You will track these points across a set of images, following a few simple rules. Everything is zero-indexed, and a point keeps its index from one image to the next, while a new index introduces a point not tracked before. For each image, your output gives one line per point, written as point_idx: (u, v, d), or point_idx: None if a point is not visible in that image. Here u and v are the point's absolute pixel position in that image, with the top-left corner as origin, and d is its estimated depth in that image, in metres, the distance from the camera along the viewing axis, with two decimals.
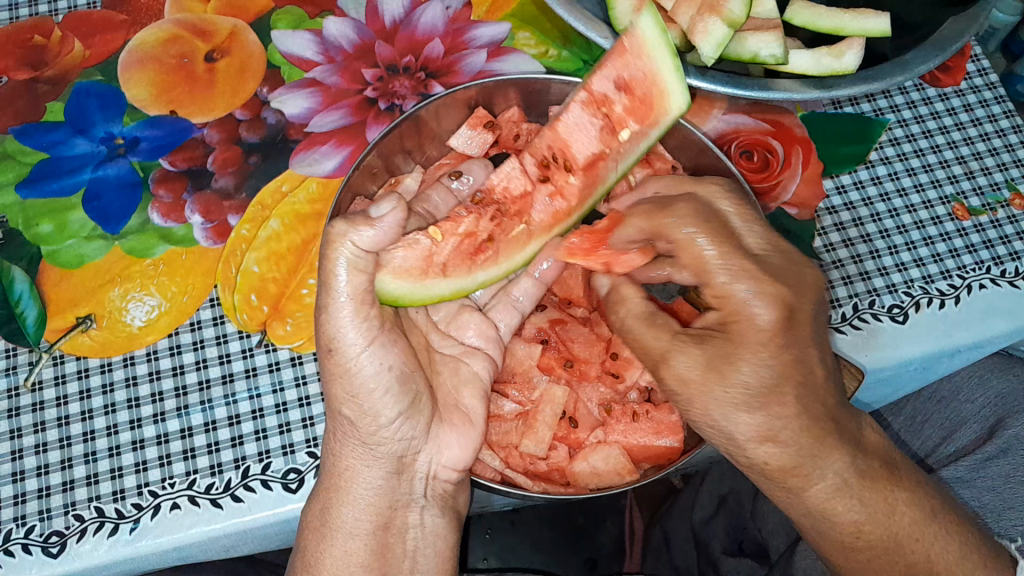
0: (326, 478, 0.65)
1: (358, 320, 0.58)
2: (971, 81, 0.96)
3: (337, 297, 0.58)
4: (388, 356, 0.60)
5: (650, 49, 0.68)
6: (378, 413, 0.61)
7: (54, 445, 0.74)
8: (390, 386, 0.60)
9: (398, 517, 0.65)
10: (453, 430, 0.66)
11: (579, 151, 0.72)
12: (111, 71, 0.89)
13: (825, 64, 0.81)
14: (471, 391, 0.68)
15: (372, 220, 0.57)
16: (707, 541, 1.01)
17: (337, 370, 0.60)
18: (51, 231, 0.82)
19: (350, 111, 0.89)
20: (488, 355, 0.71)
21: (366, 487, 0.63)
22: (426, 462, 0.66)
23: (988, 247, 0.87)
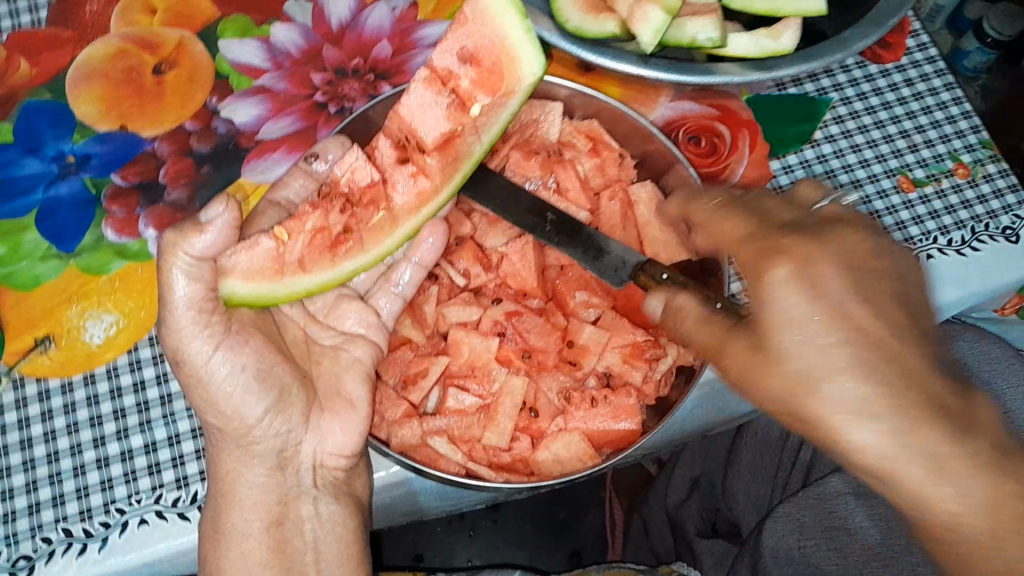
0: (212, 486, 0.67)
1: (199, 328, 0.61)
2: (912, 56, 0.98)
3: (178, 309, 0.60)
4: (239, 357, 0.63)
5: (493, 15, 0.69)
6: (247, 413, 0.64)
7: (18, 468, 0.75)
8: (248, 385, 0.64)
9: (291, 511, 0.68)
10: (330, 417, 0.70)
11: (428, 132, 0.72)
12: (60, 89, 0.89)
13: (764, 45, 0.83)
14: (352, 376, 0.72)
15: (203, 226, 0.58)
16: (681, 524, 1.03)
17: (194, 381, 0.63)
18: (5, 252, 0.82)
19: (300, 116, 0.89)
20: (372, 342, 0.75)
21: (248, 486, 0.67)
22: (310, 453, 0.70)
23: (935, 217, 0.89)
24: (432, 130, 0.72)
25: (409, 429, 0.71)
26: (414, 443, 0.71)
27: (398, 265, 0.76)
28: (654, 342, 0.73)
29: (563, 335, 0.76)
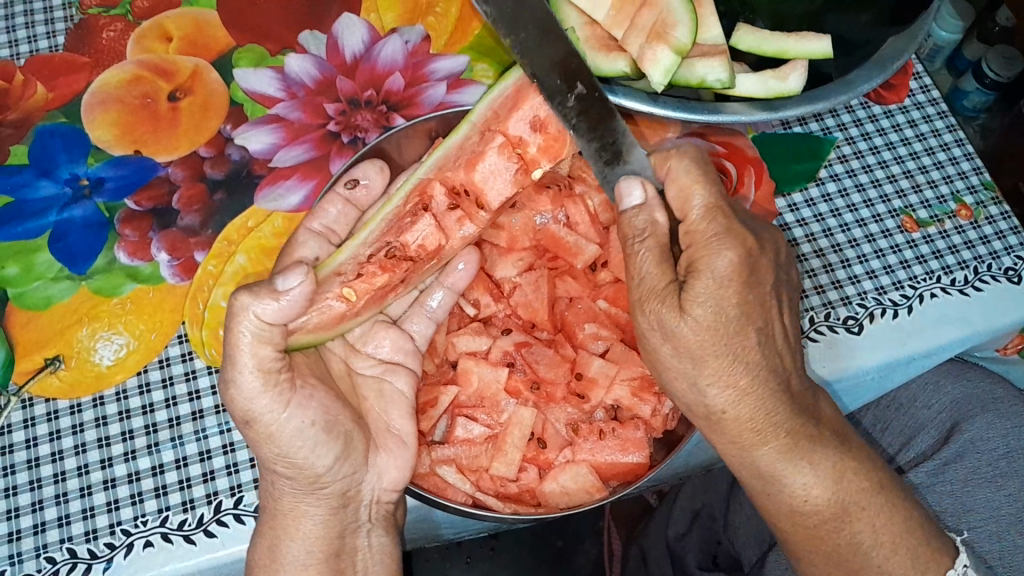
0: (270, 519, 0.67)
1: (267, 389, 0.61)
2: (914, 97, 1.00)
3: (243, 371, 0.60)
4: (308, 413, 0.63)
5: None
6: (315, 464, 0.64)
7: (24, 488, 0.75)
8: (317, 438, 0.63)
9: (347, 543, 0.68)
10: (386, 456, 0.70)
11: (494, 197, 0.74)
12: (75, 113, 0.90)
13: (770, 86, 0.84)
14: (399, 412, 0.72)
15: (279, 293, 0.59)
16: (681, 556, 1.01)
17: (261, 436, 0.62)
18: (17, 274, 0.82)
19: (312, 145, 0.90)
20: (407, 367, 0.75)
21: (311, 522, 0.66)
22: (369, 490, 0.69)
23: (938, 257, 0.90)
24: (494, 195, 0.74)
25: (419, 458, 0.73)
26: (423, 471, 0.72)
27: (430, 289, 0.78)
28: None
29: (572, 367, 0.76)
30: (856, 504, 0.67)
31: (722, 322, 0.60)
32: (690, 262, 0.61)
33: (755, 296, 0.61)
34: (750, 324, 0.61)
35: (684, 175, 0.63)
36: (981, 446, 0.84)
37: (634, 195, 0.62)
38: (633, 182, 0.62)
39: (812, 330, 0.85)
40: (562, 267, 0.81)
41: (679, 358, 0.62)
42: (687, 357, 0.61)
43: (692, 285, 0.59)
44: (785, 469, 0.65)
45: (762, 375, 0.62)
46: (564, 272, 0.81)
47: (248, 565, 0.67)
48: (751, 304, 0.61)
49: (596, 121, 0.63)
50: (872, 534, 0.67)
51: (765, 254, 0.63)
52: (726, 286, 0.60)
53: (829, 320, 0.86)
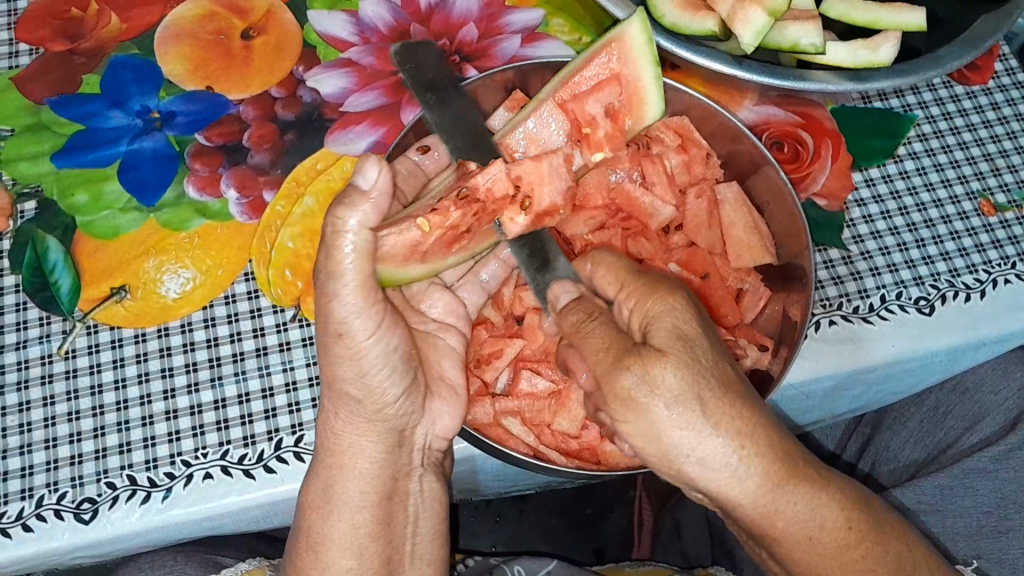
0: (324, 456, 0.66)
1: (367, 307, 0.61)
2: (998, 80, 0.97)
3: (346, 286, 0.60)
4: (393, 338, 0.64)
5: (636, 56, 0.73)
6: (383, 392, 0.64)
7: (87, 413, 0.75)
8: (395, 365, 0.64)
9: (400, 487, 0.67)
10: (442, 402, 0.70)
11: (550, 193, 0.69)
12: (148, 45, 0.89)
13: (860, 56, 0.82)
14: (452, 363, 0.72)
15: (367, 193, 0.58)
16: (723, 530, 1.02)
17: (346, 354, 0.62)
18: (86, 202, 0.82)
19: (383, 92, 0.89)
20: (458, 329, 0.74)
21: (368, 460, 0.65)
22: (423, 435, 0.69)
23: (1013, 242, 0.88)
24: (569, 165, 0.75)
25: (482, 408, 0.73)
26: (486, 421, 0.73)
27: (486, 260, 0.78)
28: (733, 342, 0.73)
29: None
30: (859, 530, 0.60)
31: (697, 365, 0.55)
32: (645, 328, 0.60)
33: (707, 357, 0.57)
34: (718, 361, 0.57)
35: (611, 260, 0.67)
36: None
37: (569, 289, 0.64)
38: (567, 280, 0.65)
39: (882, 307, 0.83)
40: (635, 227, 0.80)
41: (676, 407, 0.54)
42: (686, 410, 0.54)
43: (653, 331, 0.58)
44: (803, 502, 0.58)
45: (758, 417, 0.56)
46: (637, 232, 0.79)
47: (301, 504, 0.66)
48: (712, 341, 0.58)
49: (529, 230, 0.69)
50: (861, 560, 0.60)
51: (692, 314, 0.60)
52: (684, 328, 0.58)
53: (900, 299, 0.84)
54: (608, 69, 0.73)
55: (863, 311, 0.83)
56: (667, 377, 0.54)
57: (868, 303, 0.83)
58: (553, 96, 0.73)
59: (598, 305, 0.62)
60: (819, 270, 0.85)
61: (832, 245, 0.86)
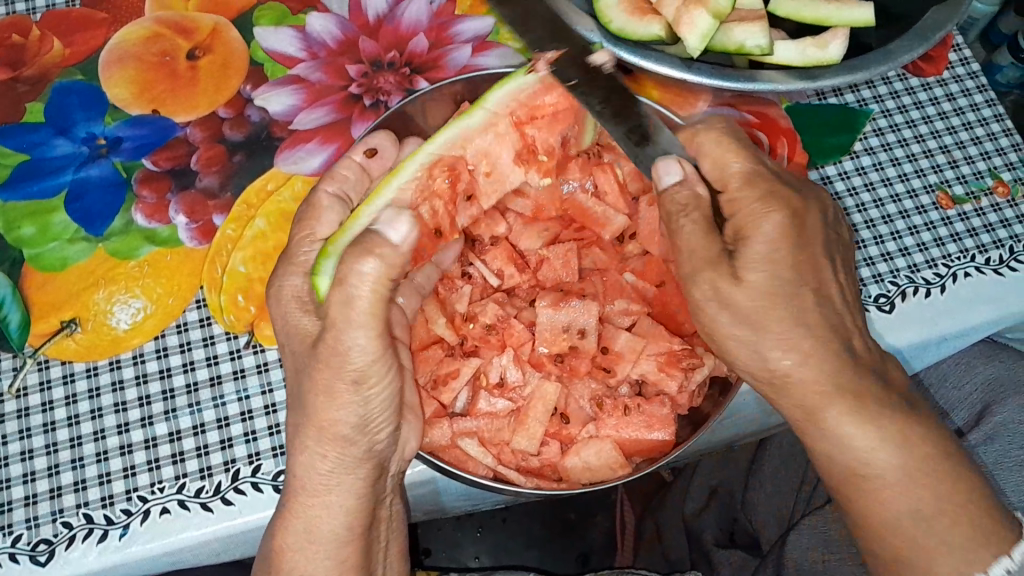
0: (310, 493, 0.63)
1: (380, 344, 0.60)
2: (954, 70, 0.96)
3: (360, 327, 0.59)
4: (393, 378, 0.62)
5: (586, 86, 0.70)
6: (379, 430, 0.63)
7: (40, 451, 0.74)
8: (391, 403, 0.62)
9: (376, 515, 0.66)
10: (406, 427, 0.66)
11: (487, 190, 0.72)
12: (92, 70, 0.88)
13: (810, 55, 0.81)
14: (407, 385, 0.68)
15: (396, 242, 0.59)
16: (698, 533, 1.01)
17: (358, 399, 0.61)
18: (33, 234, 0.81)
19: (334, 108, 0.88)
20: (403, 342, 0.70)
21: (354, 495, 0.63)
22: (395, 462, 0.67)
23: (973, 235, 0.87)
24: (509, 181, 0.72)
25: (439, 430, 0.71)
26: (443, 444, 0.71)
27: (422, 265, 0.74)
28: (691, 352, 0.72)
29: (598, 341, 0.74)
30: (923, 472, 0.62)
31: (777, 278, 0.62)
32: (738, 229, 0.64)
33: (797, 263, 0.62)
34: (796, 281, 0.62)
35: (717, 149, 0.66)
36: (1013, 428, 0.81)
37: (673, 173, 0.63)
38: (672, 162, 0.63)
39: None
40: (588, 238, 0.79)
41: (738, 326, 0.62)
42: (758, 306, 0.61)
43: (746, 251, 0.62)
44: (869, 439, 0.61)
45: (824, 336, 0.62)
46: (590, 242, 0.78)
47: (280, 545, 0.64)
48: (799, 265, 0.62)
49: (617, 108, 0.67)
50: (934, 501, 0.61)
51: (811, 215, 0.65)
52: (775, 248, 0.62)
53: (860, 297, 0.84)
54: (565, 96, 0.70)
55: None
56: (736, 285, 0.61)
57: None
58: (510, 114, 0.68)
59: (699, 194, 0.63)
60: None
61: None
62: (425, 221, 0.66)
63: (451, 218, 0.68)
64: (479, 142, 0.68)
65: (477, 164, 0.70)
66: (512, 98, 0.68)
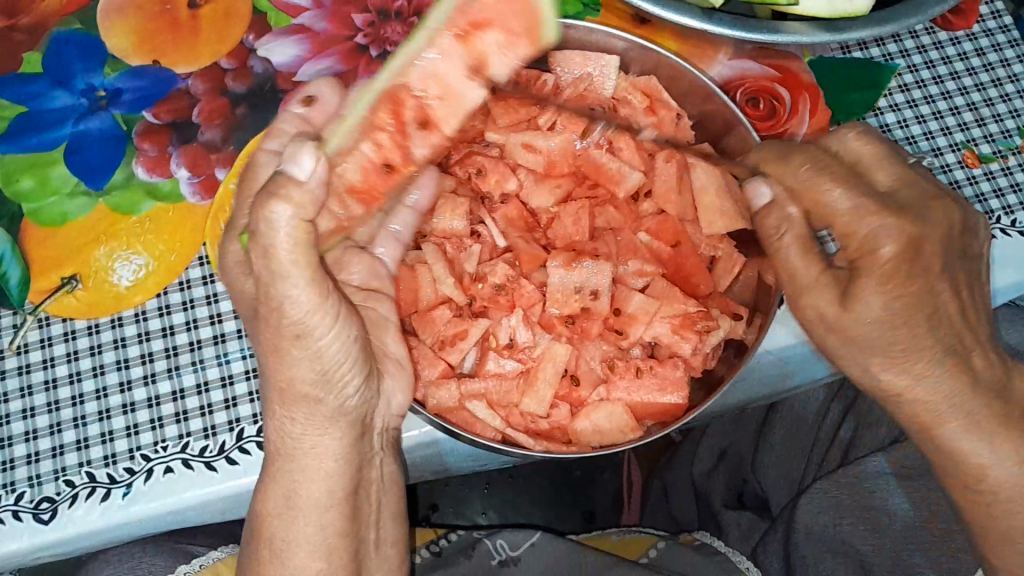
0: (281, 460, 0.61)
1: (323, 301, 0.55)
2: (984, 24, 0.92)
3: (296, 286, 0.54)
4: (352, 329, 0.58)
5: None
6: (344, 384, 0.59)
7: (42, 409, 0.73)
8: (353, 357, 0.59)
9: (363, 477, 0.64)
10: (391, 379, 0.65)
11: (446, 118, 0.62)
12: (90, 19, 0.85)
13: (837, 6, 0.77)
14: (391, 337, 0.67)
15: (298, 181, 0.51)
16: (707, 495, 0.99)
17: (306, 354, 0.56)
18: (31, 188, 0.79)
19: (339, 59, 0.85)
20: (385, 293, 0.69)
21: (332, 459, 0.60)
22: (380, 419, 0.65)
23: (999, 195, 0.84)
24: (466, 100, 0.62)
25: (447, 391, 0.68)
26: (451, 405, 0.68)
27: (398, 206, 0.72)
28: (706, 314, 0.70)
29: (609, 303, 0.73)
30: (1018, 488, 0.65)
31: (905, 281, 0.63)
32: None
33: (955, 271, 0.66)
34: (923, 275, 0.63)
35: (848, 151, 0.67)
36: None
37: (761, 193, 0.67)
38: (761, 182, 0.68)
39: None
40: (601, 196, 0.76)
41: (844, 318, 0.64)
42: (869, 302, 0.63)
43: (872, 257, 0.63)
44: (972, 445, 0.65)
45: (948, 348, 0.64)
46: (604, 201, 0.76)
47: (261, 511, 0.62)
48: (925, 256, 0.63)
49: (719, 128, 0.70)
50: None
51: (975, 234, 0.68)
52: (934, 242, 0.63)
53: None
54: None
55: None
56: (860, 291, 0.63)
57: None
58: (450, 25, 0.59)
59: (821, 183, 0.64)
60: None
61: None
62: (369, 159, 0.61)
63: (401, 151, 0.62)
64: (420, 63, 0.60)
65: (425, 89, 0.60)
66: (448, 5, 0.58)
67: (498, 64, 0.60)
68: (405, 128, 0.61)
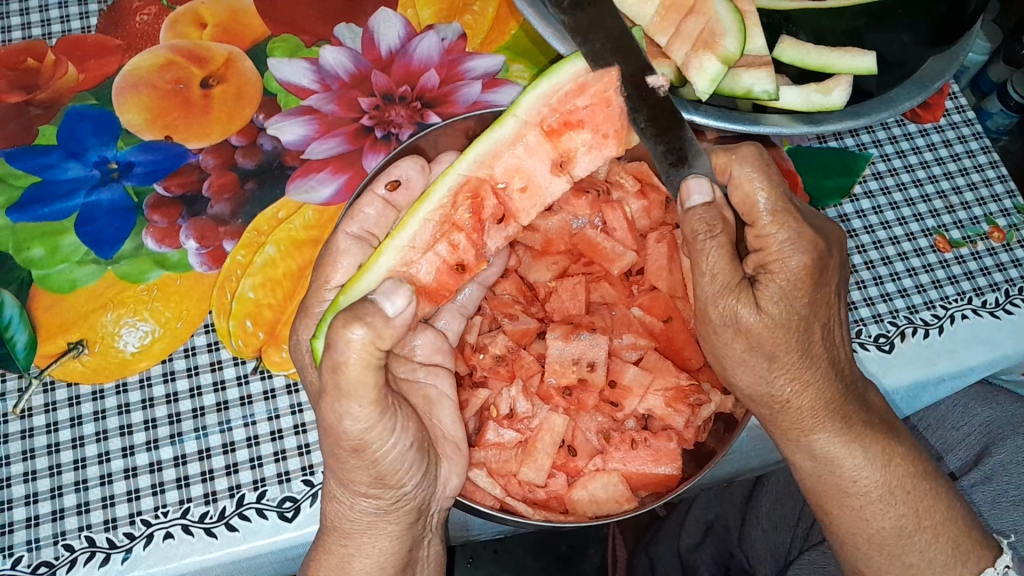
0: (337, 544, 0.65)
1: (381, 415, 0.58)
2: (950, 118, 0.99)
3: (360, 406, 0.57)
4: (410, 432, 0.61)
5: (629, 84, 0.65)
6: (402, 483, 0.62)
7: (44, 473, 0.73)
8: (411, 458, 0.62)
9: (413, 553, 0.68)
10: (446, 463, 0.68)
11: (528, 206, 0.69)
12: (106, 96, 0.89)
13: (813, 100, 0.83)
14: (452, 415, 0.70)
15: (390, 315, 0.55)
16: (695, 567, 1.00)
17: (364, 463, 0.60)
18: (42, 256, 0.81)
19: (346, 138, 0.89)
20: (445, 367, 0.72)
21: (388, 541, 0.65)
22: (435, 502, 0.68)
23: (970, 278, 0.89)
24: (547, 195, 0.68)
25: None
26: None
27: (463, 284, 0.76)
28: (697, 388, 0.73)
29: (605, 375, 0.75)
30: (908, 486, 0.69)
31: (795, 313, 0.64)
32: (763, 261, 0.64)
33: (821, 297, 0.65)
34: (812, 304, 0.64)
35: (746, 179, 0.62)
36: (1012, 469, 0.82)
37: (703, 191, 0.60)
38: (702, 179, 0.60)
39: None
40: (597, 273, 0.80)
41: (751, 352, 0.65)
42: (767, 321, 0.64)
43: (766, 287, 0.63)
44: (844, 454, 0.68)
45: (824, 366, 0.67)
46: (600, 277, 0.79)
47: None
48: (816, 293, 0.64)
49: (663, 124, 0.63)
50: (916, 518, 0.69)
51: (836, 252, 0.66)
52: (807, 277, 0.63)
53: (861, 337, 0.85)
54: (600, 97, 0.64)
55: None
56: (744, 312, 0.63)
57: None
58: (540, 122, 0.66)
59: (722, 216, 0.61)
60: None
61: None
62: (444, 259, 0.66)
63: (476, 249, 0.67)
64: (509, 156, 0.66)
65: (508, 181, 0.67)
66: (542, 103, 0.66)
67: (579, 164, 0.68)
68: (484, 224, 0.67)
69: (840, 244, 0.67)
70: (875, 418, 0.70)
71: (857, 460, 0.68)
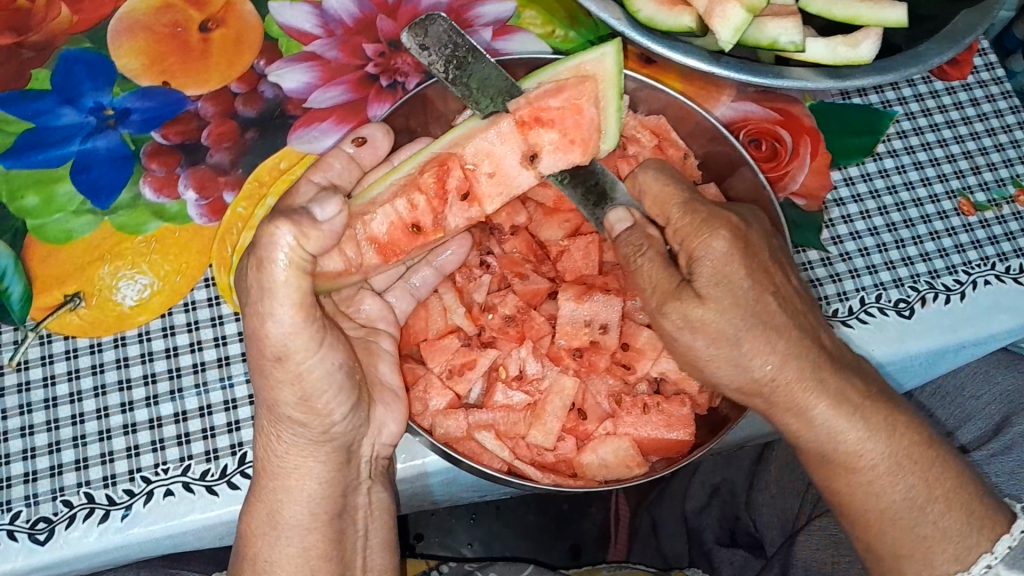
0: (267, 479, 0.62)
1: (307, 323, 0.56)
2: (978, 75, 0.95)
3: (282, 306, 0.55)
4: (337, 355, 0.59)
5: (606, 85, 0.68)
6: (331, 413, 0.60)
7: (41, 428, 0.72)
8: (342, 383, 0.60)
9: (347, 501, 0.65)
10: (384, 408, 0.66)
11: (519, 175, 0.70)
12: (101, 38, 0.84)
13: (840, 53, 0.79)
14: (387, 365, 0.68)
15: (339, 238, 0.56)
16: (699, 531, 1.00)
17: (287, 377, 0.57)
18: (37, 205, 0.78)
19: (350, 87, 0.85)
20: (388, 333, 0.71)
21: (316, 481, 0.62)
22: (369, 446, 0.65)
23: (993, 242, 0.86)
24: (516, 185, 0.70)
25: (454, 421, 0.70)
26: (458, 435, 0.69)
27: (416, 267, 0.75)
28: None
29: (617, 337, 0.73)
30: (917, 455, 0.62)
31: (741, 298, 0.60)
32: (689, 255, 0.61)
33: (758, 267, 0.61)
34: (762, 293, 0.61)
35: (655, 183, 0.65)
36: None
37: (623, 219, 0.65)
38: (620, 210, 0.66)
39: (862, 310, 0.82)
40: None
41: (716, 345, 0.61)
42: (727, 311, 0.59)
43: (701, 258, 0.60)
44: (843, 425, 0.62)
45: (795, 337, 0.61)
46: None
47: (243, 530, 0.63)
48: (756, 271, 0.61)
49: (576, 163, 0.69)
50: (927, 488, 0.62)
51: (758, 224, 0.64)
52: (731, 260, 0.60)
53: (880, 301, 0.83)
54: (571, 100, 0.68)
55: (844, 313, 0.82)
56: (694, 311, 0.60)
57: (847, 306, 0.82)
58: (513, 113, 0.67)
59: (649, 233, 0.64)
60: (816, 268, 0.83)
61: (812, 246, 0.84)
62: (399, 216, 0.68)
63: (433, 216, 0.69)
64: (480, 139, 0.68)
65: (478, 163, 0.69)
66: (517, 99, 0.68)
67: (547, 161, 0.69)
68: (447, 196, 0.69)
69: (762, 225, 0.64)
70: (873, 388, 0.64)
71: (861, 432, 0.62)
